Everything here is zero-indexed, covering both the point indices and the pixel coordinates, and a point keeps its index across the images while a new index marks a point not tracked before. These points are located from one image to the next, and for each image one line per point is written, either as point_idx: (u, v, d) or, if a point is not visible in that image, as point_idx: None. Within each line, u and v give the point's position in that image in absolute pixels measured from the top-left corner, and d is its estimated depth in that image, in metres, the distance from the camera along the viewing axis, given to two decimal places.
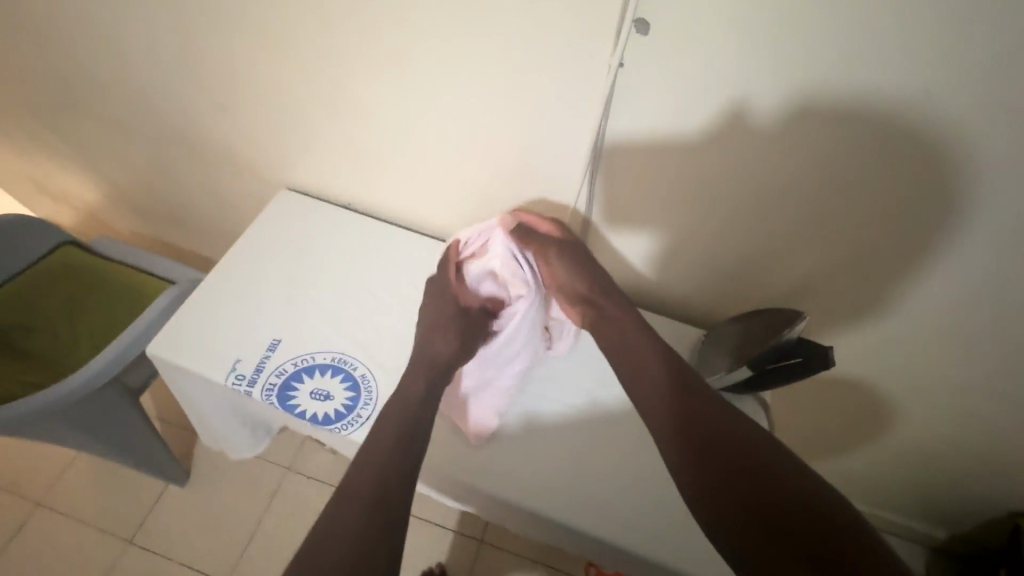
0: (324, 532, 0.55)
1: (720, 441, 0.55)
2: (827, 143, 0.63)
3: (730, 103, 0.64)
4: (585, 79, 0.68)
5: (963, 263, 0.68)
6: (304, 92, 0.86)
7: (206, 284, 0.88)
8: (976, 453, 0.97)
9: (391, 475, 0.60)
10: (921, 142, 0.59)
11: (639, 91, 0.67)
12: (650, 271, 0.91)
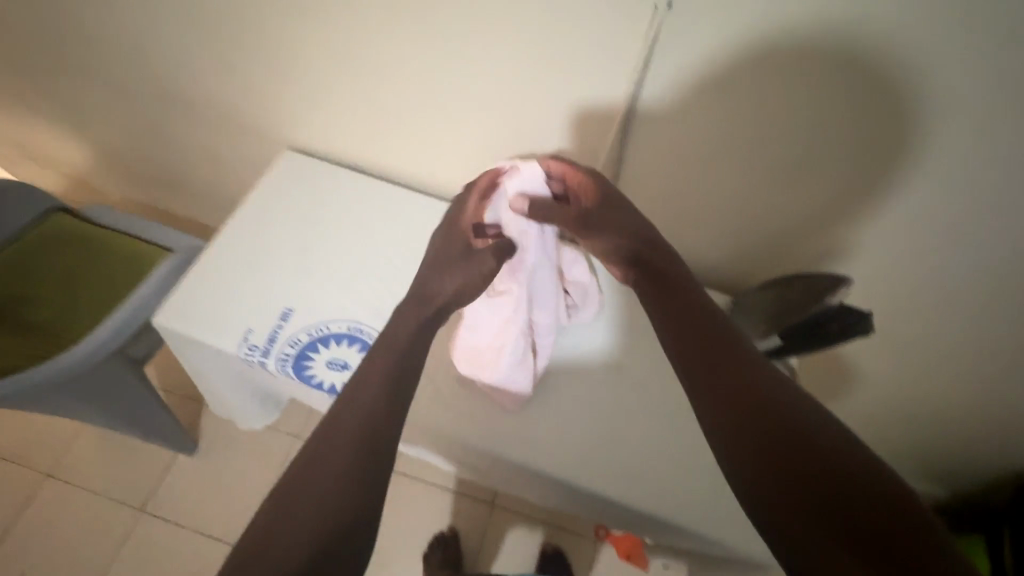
0: (306, 464, 0.47)
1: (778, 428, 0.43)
2: (881, 101, 0.58)
3: (775, 59, 0.58)
4: (616, 29, 0.62)
5: (999, 235, 0.65)
6: (305, 49, 0.80)
7: (213, 249, 0.84)
8: (987, 419, 0.98)
9: (388, 406, 0.52)
10: (987, 104, 0.54)
11: (678, 42, 0.60)
12: (672, 237, 0.87)
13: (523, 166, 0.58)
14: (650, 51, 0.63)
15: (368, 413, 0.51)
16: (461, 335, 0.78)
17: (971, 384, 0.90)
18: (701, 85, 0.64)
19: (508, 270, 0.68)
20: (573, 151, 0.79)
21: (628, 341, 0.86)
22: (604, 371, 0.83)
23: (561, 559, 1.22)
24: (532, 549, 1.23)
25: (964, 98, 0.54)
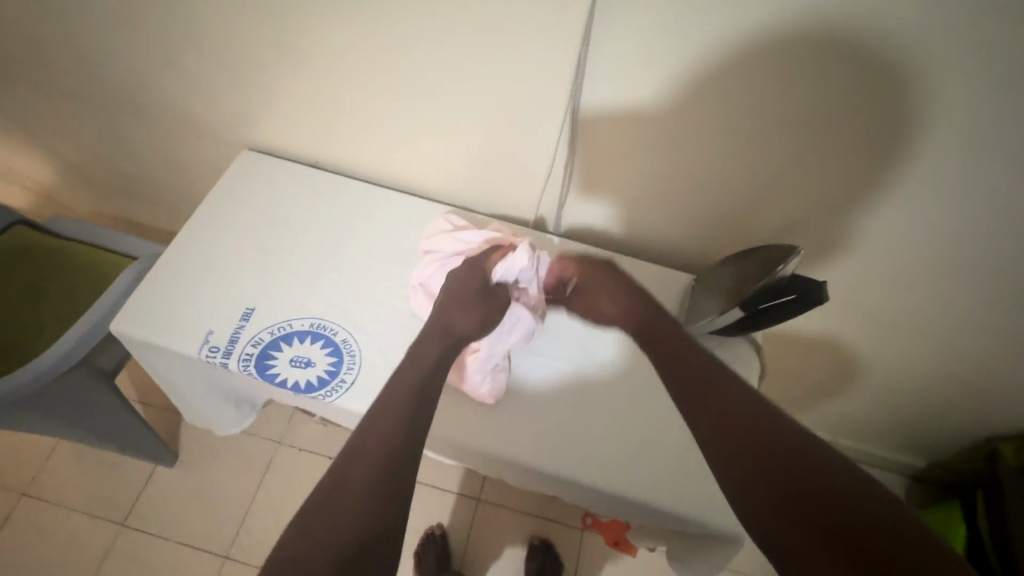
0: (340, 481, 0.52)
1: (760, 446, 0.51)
2: (816, 59, 0.60)
3: (714, 22, 0.60)
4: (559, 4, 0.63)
5: (946, 191, 0.67)
6: (254, 43, 0.79)
7: (170, 253, 0.83)
8: (953, 377, 1.00)
9: (402, 433, 0.56)
10: (915, 54, 0.56)
11: (619, 14, 0.62)
12: (635, 218, 0.88)
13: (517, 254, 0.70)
14: (592, 25, 0.64)
15: (384, 444, 0.55)
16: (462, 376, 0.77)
17: (934, 341, 0.93)
18: (646, 56, 0.65)
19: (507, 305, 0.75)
20: (529, 134, 0.79)
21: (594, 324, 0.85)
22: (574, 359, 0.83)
23: (548, 549, 1.21)
24: (520, 542, 1.23)
25: (890, 50, 0.57)
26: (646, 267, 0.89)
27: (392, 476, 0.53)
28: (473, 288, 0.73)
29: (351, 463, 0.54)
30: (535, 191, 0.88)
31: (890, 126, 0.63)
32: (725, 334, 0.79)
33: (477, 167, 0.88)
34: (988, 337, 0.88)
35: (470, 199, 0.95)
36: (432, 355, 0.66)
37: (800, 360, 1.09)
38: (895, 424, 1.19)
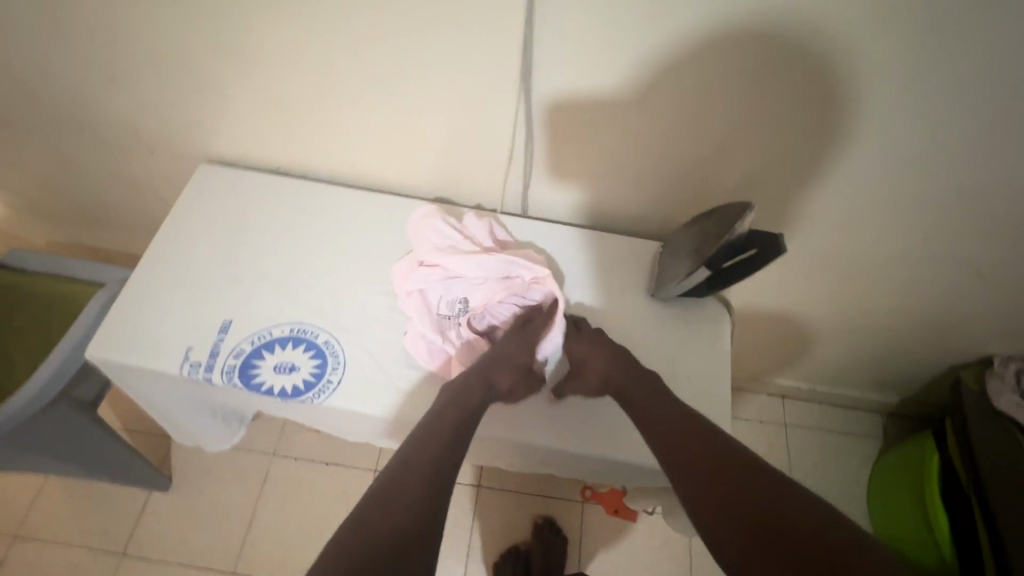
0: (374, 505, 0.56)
1: (735, 480, 0.58)
2: (747, 17, 0.63)
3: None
4: None
5: (882, 133, 0.72)
6: (198, 47, 0.78)
7: (139, 274, 0.82)
8: (915, 315, 1.06)
9: (437, 468, 0.61)
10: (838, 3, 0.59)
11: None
12: (601, 195, 0.90)
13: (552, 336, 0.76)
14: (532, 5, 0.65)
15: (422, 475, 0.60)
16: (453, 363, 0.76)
17: (893, 282, 0.98)
18: (588, 32, 0.67)
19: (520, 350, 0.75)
20: (487, 121, 0.80)
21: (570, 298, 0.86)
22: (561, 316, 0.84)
23: (552, 526, 1.24)
24: (523, 522, 1.26)
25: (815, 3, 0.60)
26: (617, 240, 0.92)
27: (438, 505, 0.58)
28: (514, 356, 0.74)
29: (389, 487, 0.58)
30: (499, 175, 0.89)
31: (825, 75, 0.67)
32: (695, 294, 0.82)
33: (439, 156, 0.88)
34: (941, 271, 0.93)
35: (437, 192, 0.95)
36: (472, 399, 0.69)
37: (773, 314, 1.13)
38: (867, 365, 1.24)
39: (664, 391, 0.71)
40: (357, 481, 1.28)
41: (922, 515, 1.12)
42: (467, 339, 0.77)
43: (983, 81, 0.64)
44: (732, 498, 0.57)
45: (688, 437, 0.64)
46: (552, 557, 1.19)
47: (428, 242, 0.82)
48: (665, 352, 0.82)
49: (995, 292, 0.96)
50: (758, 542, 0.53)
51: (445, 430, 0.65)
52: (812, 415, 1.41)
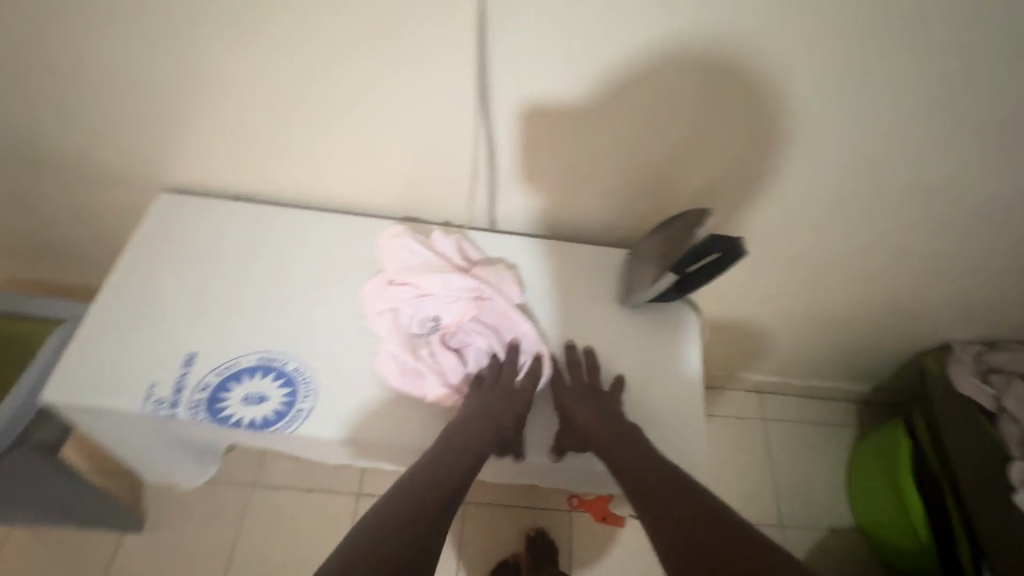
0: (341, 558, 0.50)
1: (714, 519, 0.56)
2: (692, 26, 0.65)
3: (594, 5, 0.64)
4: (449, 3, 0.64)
5: (828, 130, 0.75)
6: (148, 74, 0.77)
7: (96, 311, 0.79)
8: (878, 305, 1.09)
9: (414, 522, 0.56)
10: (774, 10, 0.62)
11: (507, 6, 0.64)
12: (568, 205, 0.91)
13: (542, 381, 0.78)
14: (485, 22, 0.66)
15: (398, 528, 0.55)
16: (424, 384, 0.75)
17: (854, 273, 1.01)
18: (541, 47, 0.68)
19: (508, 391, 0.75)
20: (449, 137, 0.81)
21: (546, 313, 0.86)
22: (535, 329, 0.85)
23: (544, 538, 1.22)
24: (513, 535, 1.24)
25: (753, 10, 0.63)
26: (585, 249, 0.93)
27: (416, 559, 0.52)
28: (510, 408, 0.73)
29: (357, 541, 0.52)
30: (465, 190, 0.89)
31: (769, 78, 0.70)
32: (665, 299, 0.83)
33: (405, 176, 0.88)
34: (897, 261, 0.97)
35: (405, 210, 0.95)
36: (461, 460, 0.65)
37: (744, 312, 1.15)
38: (836, 356, 1.28)
39: (641, 442, 0.70)
40: (339, 507, 1.25)
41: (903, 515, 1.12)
42: (438, 357, 0.76)
43: (917, 77, 0.68)
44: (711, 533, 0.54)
45: (666, 482, 0.62)
46: (547, 569, 1.16)
47: (398, 263, 0.82)
48: (638, 361, 0.83)
49: (948, 278, 1.00)
50: (698, 572, 0.51)
51: (454, 468, 0.64)
52: (789, 409, 1.43)
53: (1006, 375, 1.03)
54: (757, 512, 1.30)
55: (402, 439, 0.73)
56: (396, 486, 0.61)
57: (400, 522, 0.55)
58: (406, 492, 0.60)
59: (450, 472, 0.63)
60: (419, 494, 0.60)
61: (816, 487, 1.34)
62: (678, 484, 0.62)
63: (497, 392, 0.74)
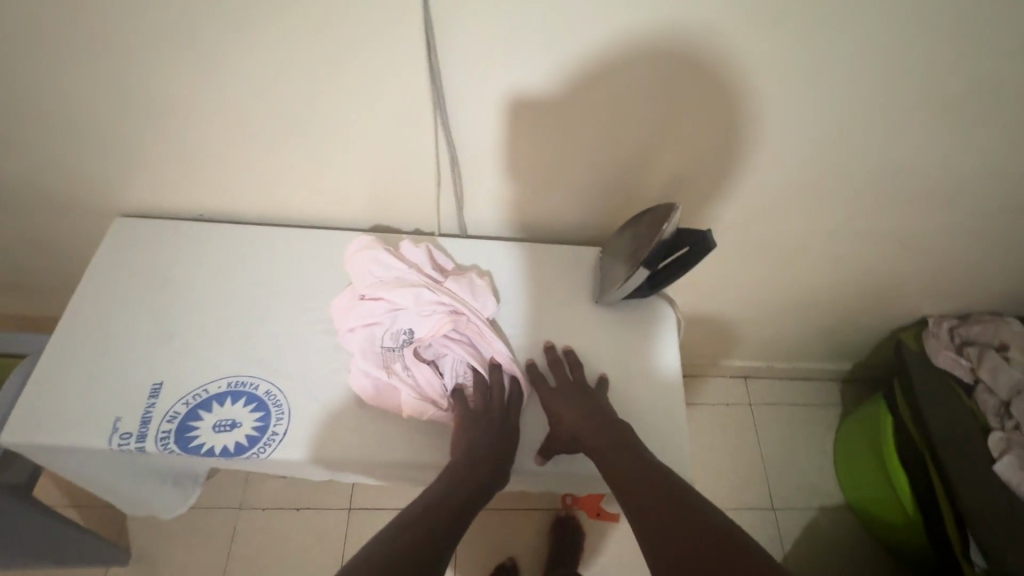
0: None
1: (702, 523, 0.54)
2: (642, 20, 0.64)
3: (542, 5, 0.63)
4: (393, 11, 0.63)
5: (787, 117, 0.75)
6: (90, 97, 0.74)
7: (54, 346, 0.77)
8: (853, 284, 1.10)
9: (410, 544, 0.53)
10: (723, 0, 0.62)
11: (453, 12, 0.63)
12: (537, 205, 0.90)
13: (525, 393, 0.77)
14: (433, 28, 0.65)
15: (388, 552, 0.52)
16: (403, 400, 0.73)
17: (828, 255, 1.02)
18: (492, 50, 0.67)
19: (491, 405, 0.73)
20: (409, 145, 0.79)
21: (521, 316, 0.85)
22: (511, 333, 0.84)
23: (574, 520, 1.23)
24: (507, 540, 1.21)
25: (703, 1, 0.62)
26: (558, 248, 0.92)
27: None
28: (491, 420, 0.72)
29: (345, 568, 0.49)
30: (432, 197, 0.88)
31: (725, 68, 0.69)
32: (640, 295, 0.83)
33: (369, 186, 0.87)
34: (867, 240, 0.98)
35: (373, 219, 0.93)
36: (451, 484, 0.64)
37: (724, 299, 1.16)
38: (815, 337, 1.29)
39: (632, 442, 0.68)
40: (332, 523, 1.22)
41: (894, 496, 1.13)
42: (412, 370, 0.75)
43: (871, 59, 0.68)
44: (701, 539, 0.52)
45: (654, 486, 0.60)
46: (567, 556, 1.18)
47: (368, 277, 0.80)
48: (615, 359, 0.83)
49: (920, 254, 1.01)
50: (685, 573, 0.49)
51: (454, 500, 0.62)
52: (775, 392, 1.44)
53: (977, 347, 1.07)
54: (750, 497, 1.31)
55: (380, 455, 0.71)
56: (399, 518, 0.58)
57: (415, 546, 0.53)
58: (412, 520, 0.57)
59: (449, 504, 0.61)
60: (427, 522, 0.57)
61: (807, 468, 1.35)
62: (667, 488, 0.60)
63: (478, 410, 0.72)
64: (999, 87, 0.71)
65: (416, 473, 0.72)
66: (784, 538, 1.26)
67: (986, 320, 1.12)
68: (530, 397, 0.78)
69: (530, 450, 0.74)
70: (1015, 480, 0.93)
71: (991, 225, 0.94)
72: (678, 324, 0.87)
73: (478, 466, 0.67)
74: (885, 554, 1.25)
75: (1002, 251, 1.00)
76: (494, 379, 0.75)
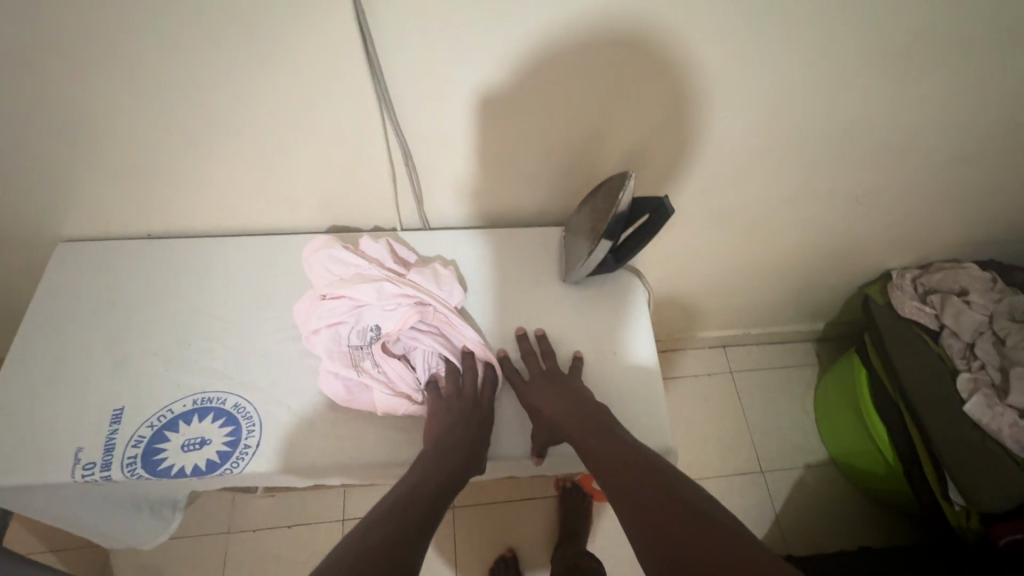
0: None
1: (673, 496, 0.54)
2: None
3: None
4: (323, 7, 0.60)
5: (735, 84, 0.75)
6: (10, 122, 0.69)
7: (2, 383, 0.73)
8: (818, 243, 1.12)
9: (387, 537, 0.52)
10: None
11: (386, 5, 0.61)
12: (498, 193, 0.89)
13: (500, 379, 0.77)
14: (367, 24, 0.63)
15: (361, 545, 0.50)
16: (377, 397, 0.72)
17: (791, 216, 1.03)
18: (431, 40, 0.65)
19: (467, 394, 0.73)
20: (359, 142, 0.77)
21: (490, 305, 0.85)
22: (483, 322, 0.83)
23: (581, 491, 1.22)
24: (501, 532, 1.20)
25: None
26: (523, 233, 0.92)
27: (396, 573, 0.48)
28: (468, 408, 0.72)
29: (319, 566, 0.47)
30: (389, 196, 0.86)
31: (668, 40, 0.69)
32: (606, 268, 0.83)
33: (323, 190, 0.84)
34: (827, 198, 0.99)
35: (332, 221, 0.91)
36: (431, 477, 0.63)
37: (696, 270, 1.16)
38: (786, 300, 1.32)
39: (609, 423, 0.68)
40: (325, 536, 1.19)
41: (874, 447, 1.16)
42: (382, 366, 0.74)
43: (809, 22, 0.68)
44: (671, 511, 0.52)
45: (629, 463, 0.60)
46: (578, 522, 1.17)
47: (328, 276, 0.78)
48: (588, 338, 0.83)
49: (877, 210, 1.04)
50: (656, 543, 0.49)
51: (428, 490, 0.61)
52: (754, 358, 1.47)
53: (940, 294, 1.10)
54: (739, 463, 1.33)
55: (359, 458, 0.70)
56: (371, 513, 0.56)
57: (385, 542, 0.51)
58: (385, 515, 0.56)
59: (422, 494, 0.60)
60: (400, 517, 0.56)
61: (791, 429, 1.38)
62: (642, 463, 0.60)
63: (453, 400, 0.72)
64: (935, 40, 0.72)
65: (397, 473, 0.72)
66: (774, 499, 1.29)
67: (946, 267, 1.15)
68: (504, 385, 0.78)
69: (523, 451, 0.73)
70: (985, 421, 0.95)
71: (940, 176, 0.97)
72: (647, 297, 0.88)
73: (456, 456, 0.67)
74: (870, 504, 1.28)
75: (953, 200, 1.03)
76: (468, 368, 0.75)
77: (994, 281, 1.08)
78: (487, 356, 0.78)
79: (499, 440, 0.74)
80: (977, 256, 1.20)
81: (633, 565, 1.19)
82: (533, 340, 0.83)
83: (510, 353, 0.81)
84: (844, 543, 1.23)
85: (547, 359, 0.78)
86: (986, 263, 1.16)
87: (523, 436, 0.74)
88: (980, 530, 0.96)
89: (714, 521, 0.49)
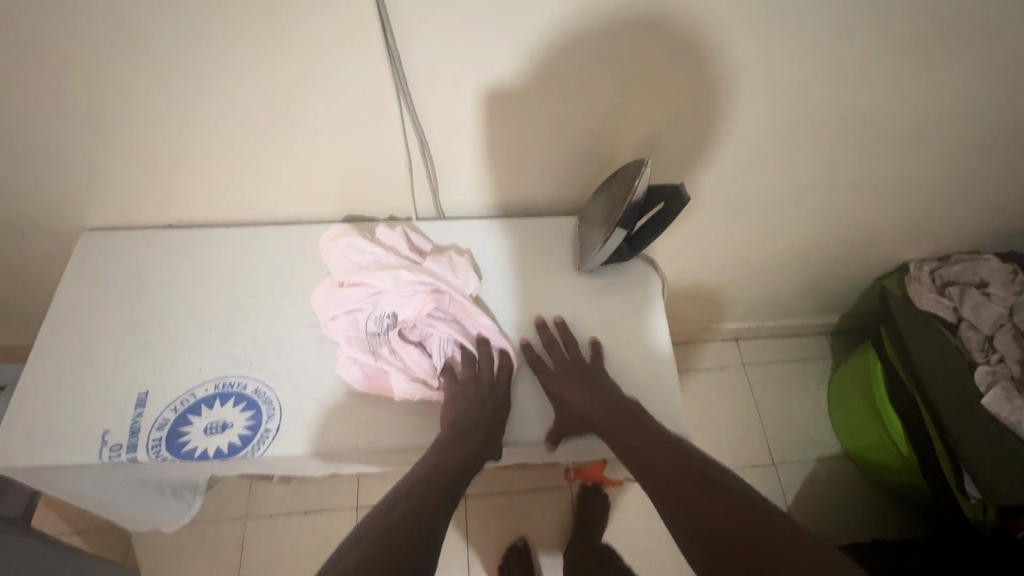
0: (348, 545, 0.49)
1: (690, 470, 0.56)
2: None
3: None
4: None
5: (753, 72, 0.75)
6: (40, 114, 0.71)
7: (31, 366, 0.75)
8: (835, 233, 1.11)
9: (421, 510, 0.55)
10: None
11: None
12: (512, 182, 0.89)
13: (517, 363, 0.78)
14: (387, 12, 0.63)
15: (400, 513, 0.54)
16: (395, 381, 0.73)
17: (809, 206, 1.02)
18: (448, 30, 0.65)
19: (484, 378, 0.74)
20: (378, 131, 0.77)
21: (505, 294, 0.85)
22: (499, 309, 0.84)
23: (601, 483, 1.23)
24: (514, 522, 1.21)
25: None
26: (537, 222, 0.92)
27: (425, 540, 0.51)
28: (485, 392, 0.73)
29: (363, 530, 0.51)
30: (404, 185, 0.87)
31: (686, 29, 0.68)
32: (619, 256, 0.83)
33: (339, 179, 0.85)
34: (844, 188, 0.98)
35: (348, 211, 0.92)
36: (454, 457, 0.65)
37: (710, 260, 1.15)
38: (801, 291, 1.31)
39: (629, 406, 0.69)
40: (341, 522, 1.21)
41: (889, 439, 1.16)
42: (398, 352, 0.75)
43: (831, 8, 0.67)
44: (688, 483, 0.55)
45: (648, 441, 0.62)
46: (593, 516, 1.19)
47: (345, 263, 0.79)
48: (601, 326, 0.84)
49: (895, 201, 1.02)
50: (678, 514, 0.53)
51: (450, 468, 0.63)
52: (767, 350, 1.46)
53: (959, 286, 1.08)
54: (752, 455, 1.33)
55: (376, 443, 0.71)
56: (403, 484, 0.60)
57: (405, 523, 0.52)
58: (404, 496, 0.57)
59: (444, 473, 0.62)
60: (429, 492, 0.58)
61: (804, 422, 1.37)
62: (662, 441, 0.62)
63: (469, 385, 0.73)
64: (961, 23, 0.70)
65: (414, 457, 0.73)
66: (786, 492, 1.28)
67: (966, 259, 1.13)
68: (523, 371, 0.79)
69: (540, 436, 0.74)
70: (1003, 414, 0.95)
71: (962, 165, 0.95)
72: (661, 286, 0.88)
73: (475, 438, 0.68)
74: (883, 496, 1.28)
75: (975, 190, 1.01)
76: (484, 352, 0.76)
77: (1015, 273, 1.06)
78: (502, 341, 0.78)
79: (517, 425, 0.75)
80: (997, 248, 1.18)
81: (645, 555, 1.19)
82: (553, 328, 0.83)
83: (531, 342, 0.82)
84: (857, 535, 1.23)
85: (571, 349, 0.79)
86: (1006, 254, 1.13)
87: (540, 421, 0.75)
88: (996, 522, 0.97)
89: (729, 492, 0.52)
